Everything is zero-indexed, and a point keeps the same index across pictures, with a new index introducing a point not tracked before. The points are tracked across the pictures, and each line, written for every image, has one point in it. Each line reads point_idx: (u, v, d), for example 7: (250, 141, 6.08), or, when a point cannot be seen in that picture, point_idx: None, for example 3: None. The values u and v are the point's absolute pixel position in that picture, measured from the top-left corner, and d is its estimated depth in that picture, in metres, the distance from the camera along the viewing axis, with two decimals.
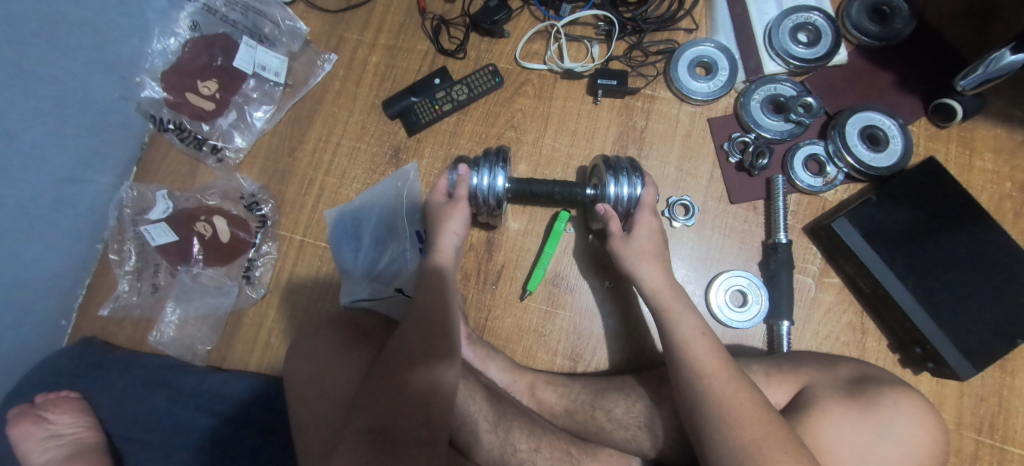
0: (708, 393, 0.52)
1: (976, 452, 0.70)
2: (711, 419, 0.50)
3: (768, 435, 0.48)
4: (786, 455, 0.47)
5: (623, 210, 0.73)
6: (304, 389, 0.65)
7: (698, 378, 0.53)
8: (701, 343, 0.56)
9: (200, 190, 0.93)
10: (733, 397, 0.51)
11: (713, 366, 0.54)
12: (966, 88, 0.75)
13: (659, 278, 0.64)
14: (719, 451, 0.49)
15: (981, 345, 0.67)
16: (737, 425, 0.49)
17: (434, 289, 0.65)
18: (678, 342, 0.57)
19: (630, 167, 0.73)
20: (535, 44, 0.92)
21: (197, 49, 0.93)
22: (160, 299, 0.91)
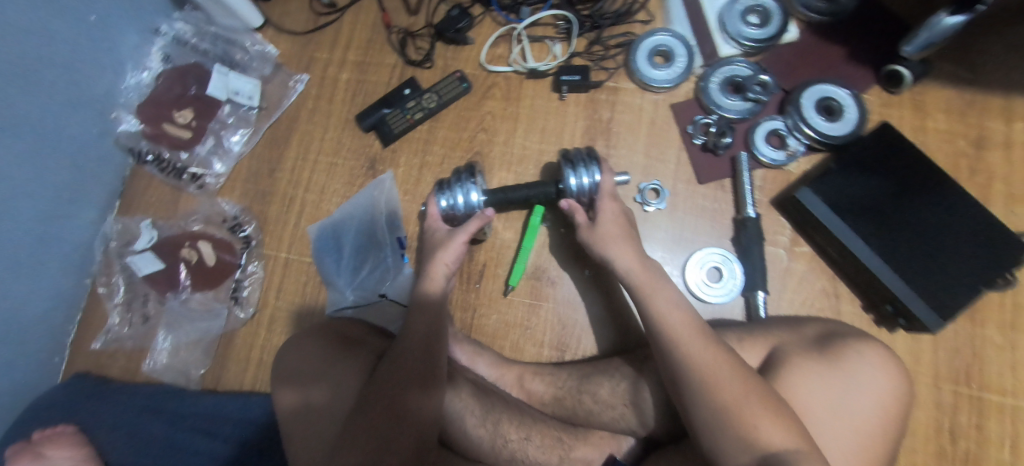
0: (686, 358, 0.54)
1: (955, 403, 0.72)
2: (689, 378, 0.52)
3: (747, 390, 0.50)
4: (764, 409, 0.49)
5: (585, 200, 0.76)
6: (292, 395, 0.65)
7: (675, 346, 0.55)
8: (675, 315, 0.58)
9: (183, 218, 0.95)
10: (706, 355, 0.53)
11: (688, 335, 0.56)
12: (913, 54, 0.78)
13: (632, 258, 0.66)
14: (700, 408, 0.51)
15: (947, 297, 0.69)
16: (715, 385, 0.51)
17: (428, 310, 0.67)
18: (654, 317, 0.59)
19: (586, 158, 0.75)
20: (499, 48, 0.95)
21: (172, 80, 0.96)
22: (151, 328, 0.92)
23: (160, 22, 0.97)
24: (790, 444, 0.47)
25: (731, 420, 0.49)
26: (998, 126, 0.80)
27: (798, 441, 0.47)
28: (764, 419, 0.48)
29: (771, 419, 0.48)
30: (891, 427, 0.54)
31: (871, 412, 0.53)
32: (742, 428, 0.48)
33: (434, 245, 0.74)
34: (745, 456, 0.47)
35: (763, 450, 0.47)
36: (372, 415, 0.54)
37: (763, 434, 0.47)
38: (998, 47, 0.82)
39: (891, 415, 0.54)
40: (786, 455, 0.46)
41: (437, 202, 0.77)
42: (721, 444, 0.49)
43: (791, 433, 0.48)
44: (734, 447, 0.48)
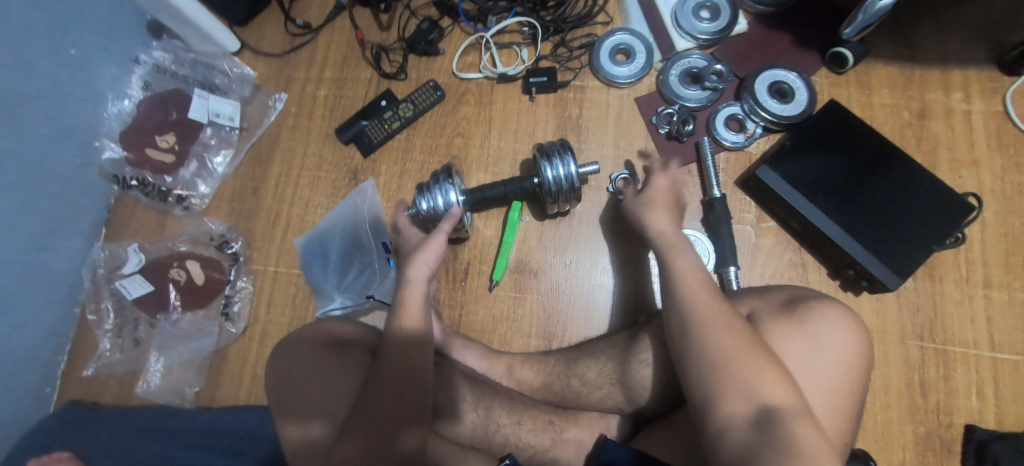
0: (700, 318, 0.56)
1: (921, 357, 0.77)
2: (698, 331, 0.55)
3: (748, 345, 0.52)
4: (768, 365, 0.51)
5: (567, 188, 0.79)
6: (301, 386, 0.67)
7: (693, 310, 0.57)
8: (702, 289, 0.59)
9: (170, 239, 0.97)
10: (715, 310, 0.56)
11: (708, 302, 0.57)
12: (852, 35, 0.83)
13: (665, 225, 0.70)
14: (704, 360, 0.53)
15: (902, 257, 0.74)
16: (723, 337, 0.53)
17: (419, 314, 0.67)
18: (679, 287, 0.61)
19: (561, 149, 0.80)
20: (469, 56, 0.99)
21: (152, 107, 0.98)
22: (143, 351, 0.92)
23: (139, 52, 1.00)
24: (784, 401, 0.49)
25: (735, 373, 0.51)
26: (938, 97, 0.86)
27: (791, 398, 0.50)
28: (764, 372, 0.50)
29: (771, 375, 0.50)
30: (855, 382, 0.57)
31: (836, 369, 0.56)
32: (743, 381, 0.50)
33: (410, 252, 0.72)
34: (740, 406, 0.50)
35: (760, 401, 0.49)
36: (368, 418, 0.57)
37: (763, 387, 0.50)
38: (931, 26, 0.89)
39: (854, 370, 0.57)
40: (779, 412, 0.48)
41: (418, 206, 0.80)
42: (717, 393, 0.51)
43: (787, 391, 0.50)
44: (728, 396, 0.50)
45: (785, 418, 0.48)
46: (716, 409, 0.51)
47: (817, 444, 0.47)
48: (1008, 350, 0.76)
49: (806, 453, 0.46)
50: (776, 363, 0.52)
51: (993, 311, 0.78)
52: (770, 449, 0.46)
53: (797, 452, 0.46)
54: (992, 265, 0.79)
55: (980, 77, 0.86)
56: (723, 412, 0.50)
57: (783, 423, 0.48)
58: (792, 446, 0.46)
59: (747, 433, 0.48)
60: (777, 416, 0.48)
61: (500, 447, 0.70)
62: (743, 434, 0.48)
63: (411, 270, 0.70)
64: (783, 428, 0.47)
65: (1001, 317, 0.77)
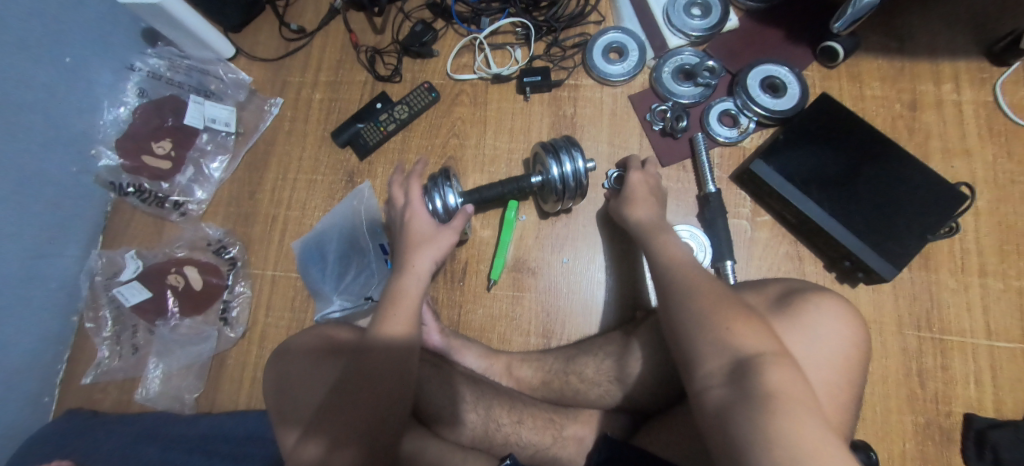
0: (679, 285, 0.58)
1: (919, 347, 0.78)
2: (676, 296, 0.57)
3: (720, 301, 0.54)
4: (740, 318, 0.51)
5: (574, 185, 0.79)
6: (297, 365, 0.70)
7: (674, 280, 0.59)
8: (681, 264, 0.62)
9: (168, 244, 0.96)
10: (693, 277, 0.58)
11: (687, 273, 0.60)
12: (841, 29, 0.83)
13: (651, 215, 0.74)
14: (681, 321, 0.54)
15: (897, 248, 0.74)
16: (695, 297, 0.55)
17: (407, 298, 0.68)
18: (664, 264, 0.63)
19: (568, 145, 0.80)
20: (464, 58, 1.00)
21: (148, 113, 0.98)
22: (142, 357, 0.92)
23: (134, 59, 1.01)
24: (761, 350, 0.48)
25: (708, 327, 0.51)
26: (929, 88, 0.86)
27: (767, 347, 0.49)
28: (738, 323, 0.51)
29: (746, 328, 0.50)
30: (852, 372, 0.57)
31: (832, 359, 0.56)
32: (717, 334, 0.50)
33: (413, 240, 0.74)
34: (718, 360, 0.49)
35: (735, 352, 0.48)
36: (354, 394, 0.58)
37: (735, 337, 0.50)
38: (920, 18, 0.89)
39: (851, 360, 0.57)
40: (755, 360, 0.47)
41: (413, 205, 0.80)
42: (696, 350, 0.51)
43: (762, 341, 0.49)
44: (706, 351, 0.50)
45: (761, 365, 0.46)
46: (697, 367, 0.50)
47: (793, 385, 0.44)
48: (1005, 338, 0.77)
49: (781, 395, 0.43)
50: (756, 320, 0.51)
51: (988, 299, 0.78)
52: (746, 396, 0.44)
53: (773, 396, 0.43)
54: (986, 254, 0.80)
55: (970, 68, 0.86)
56: (703, 368, 0.50)
57: (758, 370, 0.46)
58: (768, 391, 0.44)
59: (725, 385, 0.47)
60: (753, 365, 0.47)
61: (501, 446, 0.70)
62: (721, 388, 0.47)
63: (412, 262, 0.71)
64: (758, 375, 0.45)
65: (997, 305, 0.78)
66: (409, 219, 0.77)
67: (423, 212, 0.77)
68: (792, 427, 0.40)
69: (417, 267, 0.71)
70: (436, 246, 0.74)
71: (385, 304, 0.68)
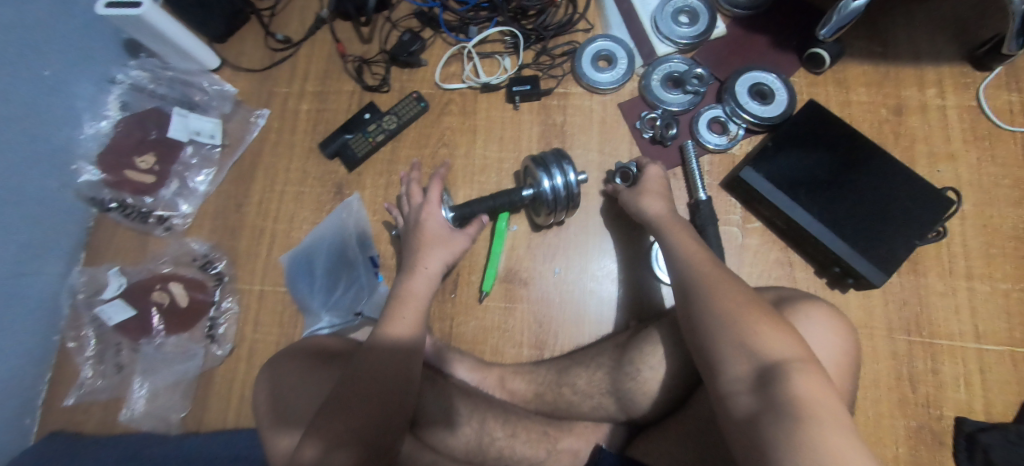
0: (702, 284, 0.56)
1: (909, 351, 0.78)
2: (698, 294, 0.55)
3: (745, 302, 0.52)
4: (767, 320, 0.50)
5: (564, 198, 0.79)
6: (298, 371, 0.69)
7: (696, 278, 0.57)
8: (706, 264, 0.59)
9: (152, 261, 0.94)
10: (716, 275, 0.56)
11: (711, 271, 0.57)
12: (827, 36, 0.84)
13: (662, 208, 0.72)
14: (704, 321, 0.53)
15: (885, 253, 0.75)
16: (719, 297, 0.53)
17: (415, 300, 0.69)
18: (687, 263, 0.60)
19: (556, 159, 0.80)
20: (452, 66, 0.99)
21: (130, 126, 0.97)
22: (126, 377, 0.90)
23: (116, 71, 0.99)
24: (789, 355, 0.47)
25: (732, 330, 0.50)
26: (913, 93, 0.87)
27: (796, 350, 0.48)
28: (765, 326, 0.49)
29: (772, 331, 0.49)
30: (843, 381, 0.57)
31: (824, 369, 0.57)
32: (742, 336, 0.49)
33: (425, 241, 0.75)
34: (745, 365, 0.48)
35: (761, 357, 0.47)
36: (351, 402, 0.56)
37: (762, 341, 0.48)
38: (903, 23, 0.90)
39: (842, 369, 0.58)
40: (783, 366, 0.46)
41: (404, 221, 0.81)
42: (721, 352, 0.50)
43: (791, 346, 0.48)
44: (732, 355, 0.49)
45: (790, 372, 0.46)
46: (721, 371, 0.50)
47: (822, 393, 0.44)
48: (993, 341, 0.77)
49: (811, 404, 0.43)
50: (782, 322, 0.50)
51: (976, 302, 0.79)
52: (775, 404, 0.44)
53: (801, 406, 0.43)
54: (973, 257, 0.80)
55: (953, 72, 0.87)
56: (727, 373, 0.49)
57: (786, 377, 0.45)
58: (798, 400, 0.43)
59: (752, 392, 0.46)
60: (782, 371, 0.46)
61: (494, 460, 0.70)
62: (749, 394, 0.46)
63: (425, 263, 0.73)
64: (786, 383, 0.45)
65: (984, 308, 0.78)
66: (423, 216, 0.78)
67: (438, 210, 0.78)
68: (821, 438, 0.40)
69: (428, 266, 0.72)
70: (449, 248, 0.75)
71: (394, 304, 0.68)
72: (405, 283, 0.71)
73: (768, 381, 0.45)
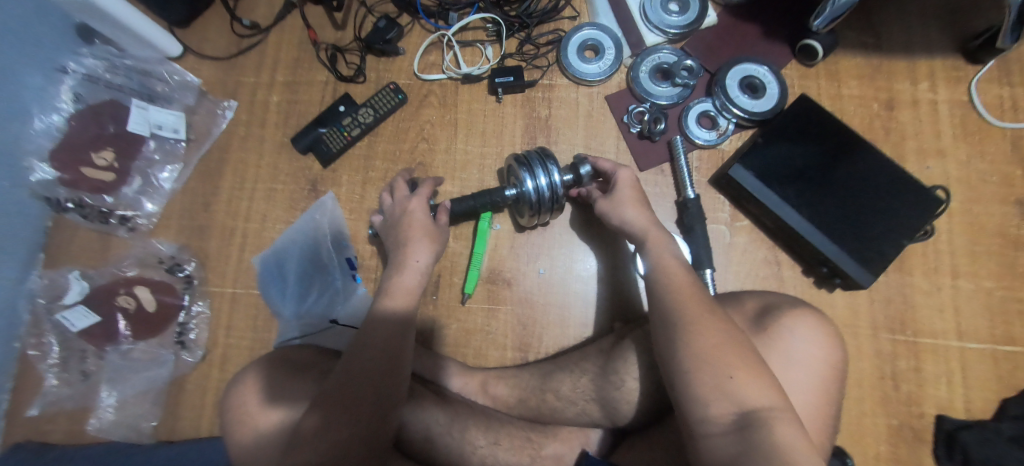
0: (682, 318, 0.55)
1: (893, 350, 0.78)
2: (677, 330, 0.54)
3: (725, 342, 0.52)
4: (744, 366, 0.50)
5: (550, 199, 0.76)
6: (274, 380, 0.66)
7: (676, 312, 0.56)
8: (688, 292, 0.58)
9: (115, 263, 0.89)
10: (697, 309, 0.55)
11: (692, 304, 0.56)
12: (821, 27, 0.81)
13: (644, 219, 0.70)
14: (680, 360, 0.52)
15: (874, 253, 0.74)
16: (699, 335, 0.53)
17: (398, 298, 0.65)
18: (667, 292, 0.59)
19: (540, 158, 0.77)
20: (431, 55, 0.94)
21: (85, 120, 0.90)
22: (92, 386, 0.86)
23: (67, 59, 0.91)
24: (766, 403, 0.48)
25: (710, 373, 0.50)
26: (905, 87, 0.85)
27: (772, 399, 0.49)
28: (738, 371, 0.50)
29: (750, 377, 0.49)
30: (829, 394, 0.56)
31: (809, 383, 0.55)
32: (720, 379, 0.50)
33: (409, 235, 0.71)
34: (722, 407, 0.49)
35: (739, 403, 0.48)
36: (336, 409, 0.53)
37: (740, 388, 0.49)
38: (897, 14, 0.88)
39: (828, 382, 0.56)
40: (761, 413, 0.47)
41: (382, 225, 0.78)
42: (698, 392, 0.50)
43: (768, 393, 0.49)
44: (708, 396, 0.50)
45: (768, 420, 0.46)
46: (696, 410, 0.50)
47: (799, 444, 0.44)
48: (975, 339, 0.77)
49: (790, 453, 0.43)
50: (759, 365, 0.51)
51: (960, 301, 0.78)
52: (754, 450, 0.44)
53: (783, 452, 0.43)
54: (958, 255, 0.80)
55: (945, 66, 0.85)
56: (703, 413, 0.49)
57: (765, 424, 0.46)
58: (777, 447, 0.43)
59: (729, 435, 0.47)
60: (760, 419, 0.46)
61: None
62: (726, 436, 0.47)
63: (415, 257, 0.69)
64: (766, 430, 0.45)
65: (968, 306, 0.78)
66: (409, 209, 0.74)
67: (424, 205, 0.75)
68: None
69: (418, 259, 0.69)
70: (435, 241, 0.72)
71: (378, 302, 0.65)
72: (394, 280, 0.67)
73: (748, 428, 0.46)
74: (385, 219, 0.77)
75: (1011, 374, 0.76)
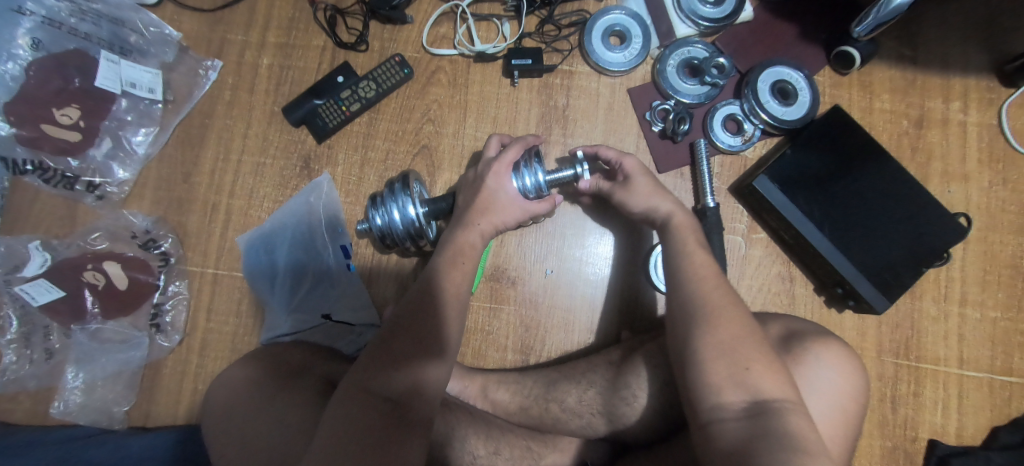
0: (703, 308, 0.52)
1: (895, 373, 0.78)
2: (697, 319, 0.51)
3: (745, 335, 0.49)
4: (762, 359, 0.48)
5: (535, 197, 0.70)
6: (275, 381, 0.60)
7: (699, 304, 0.52)
8: (717, 285, 0.54)
9: (83, 236, 0.81)
10: (721, 303, 0.52)
11: (716, 297, 0.53)
12: (862, 35, 0.76)
13: (671, 202, 0.65)
14: (696, 349, 0.50)
15: (892, 278, 0.72)
16: (718, 327, 0.50)
17: (455, 257, 0.61)
18: (690, 288, 0.55)
19: (525, 153, 0.71)
20: (441, 27, 0.85)
21: (47, 71, 0.79)
22: (57, 366, 0.79)
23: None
24: (781, 395, 0.46)
25: (726, 362, 0.48)
26: (937, 105, 0.82)
27: (788, 393, 0.46)
28: (757, 362, 0.47)
29: (767, 368, 0.47)
30: (847, 428, 0.55)
31: (830, 413, 0.54)
32: (735, 369, 0.47)
33: (479, 194, 0.67)
34: (736, 395, 0.46)
35: (754, 393, 0.46)
36: (372, 376, 0.49)
37: (757, 379, 0.46)
38: (937, 25, 0.84)
39: (849, 416, 0.55)
40: (775, 404, 0.45)
41: (372, 221, 0.71)
42: (711, 379, 0.48)
43: (782, 386, 0.46)
44: (721, 384, 0.47)
45: (781, 411, 0.44)
46: (707, 397, 0.47)
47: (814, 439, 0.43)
48: (974, 368, 0.78)
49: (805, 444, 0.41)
50: (777, 361, 0.48)
51: (965, 328, 0.78)
52: (767, 435, 0.42)
53: (798, 440, 0.41)
54: (969, 282, 0.79)
55: (979, 86, 0.82)
56: (715, 400, 0.47)
57: (778, 414, 0.44)
58: (789, 436, 0.42)
59: (741, 422, 0.44)
60: (773, 409, 0.44)
61: None
62: (737, 422, 0.44)
63: (479, 219, 0.65)
64: (778, 420, 0.44)
65: (972, 335, 0.78)
66: (486, 164, 0.70)
67: (508, 174, 0.68)
68: None
69: (477, 222, 0.65)
70: (501, 211, 0.67)
71: (446, 256, 0.61)
72: (455, 238, 0.64)
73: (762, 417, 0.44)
74: (468, 176, 0.73)
75: (1005, 403, 0.77)
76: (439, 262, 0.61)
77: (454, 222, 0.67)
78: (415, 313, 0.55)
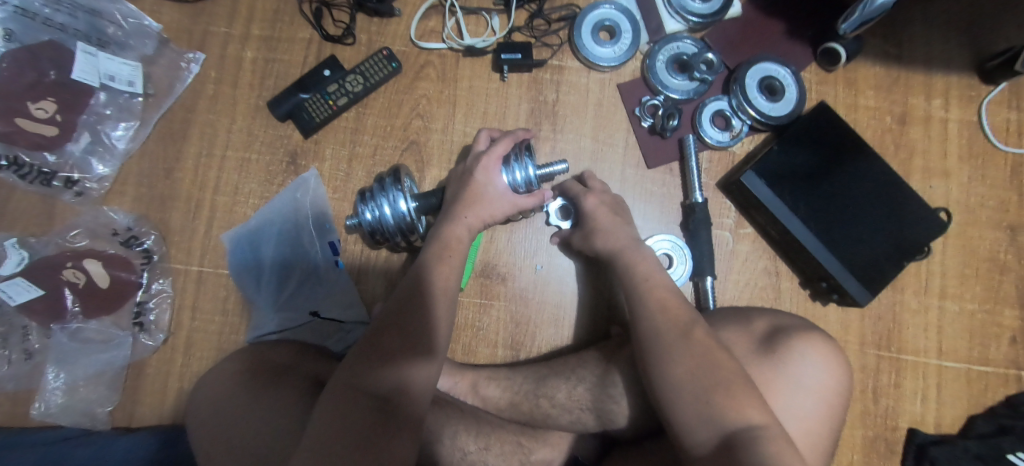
0: (659, 340, 0.52)
1: (877, 365, 0.80)
2: (654, 355, 0.51)
3: (702, 363, 0.49)
4: (734, 383, 0.47)
5: (525, 193, 0.70)
6: (252, 390, 0.59)
7: (654, 337, 0.53)
8: (673, 313, 0.54)
9: (61, 234, 0.79)
10: (679, 329, 0.52)
11: (669, 324, 0.53)
12: (848, 31, 0.77)
13: (619, 238, 0.65)
14: (662, 383, 0.49)
15: (875, 272, 0.73)
16: (677, 361, 0.50)
17: (429, 263, 0.60)
18: (648, 314, 0.55)
19: (515, 147, 0.70)
20: (430, 21, 0.84)
21: (20, 63, 0.77)
22: (36, 366, 0.77)
23: None
24: (756, 422, 0.45)
25: (692, 398, 0.47)
26: (919, 102, 0.84)
27: (762, 416, 0.46)
28: (723, 390, 0.47)
29: (737, 395, 0.46)
30: (832, 422, 0.57)
31: (815, 410, 0.56)
32: (700, 405, 0.46)
33: (467, 189, 0.67)
34: (705, 431, 0.45)
35: (722, 426, 0.45)
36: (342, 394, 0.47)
37: (726, 411, 0.46)
38: (920, 24, 0.85)
39: (832, 410, 0.57)
40: (748, 433, 0.44)
41: (362, 216, 0.70)
42: (682, 417, 0.47)
43: (755, 411, 0.46)
44: (693, 422, 0.46)
45: (755, 439, 0.44)
46: (682, 436, 0.47)
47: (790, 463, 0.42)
48: (952, 358, 0.80)
49: None
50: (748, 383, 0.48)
51: (944, 321, 0.80)
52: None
53: None
54: (948, 276, 0.81)
55: (960, 84, 0.84)
56: (689, 437, 0.46)
57: (752, 444, 0.43)
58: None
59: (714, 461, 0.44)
60: (746, 439, 0.44)
61: None
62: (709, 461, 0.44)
63: (465, 212, 0.65)
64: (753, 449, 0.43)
65: (950, 326, 0.80)
66: (473, 160, 0.70)
67: (496, 168, 0.68)
68: None
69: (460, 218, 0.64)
70: (488, 205, 0.66)
71: (433, 251, 0.61)
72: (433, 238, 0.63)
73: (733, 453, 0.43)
74: (457, 170, 0.72)
75: (981, 393, 0.79)
76: (426, 256, 0.61)
77: (440, 218, 0.66)
78: (394, 321, 0.53)
